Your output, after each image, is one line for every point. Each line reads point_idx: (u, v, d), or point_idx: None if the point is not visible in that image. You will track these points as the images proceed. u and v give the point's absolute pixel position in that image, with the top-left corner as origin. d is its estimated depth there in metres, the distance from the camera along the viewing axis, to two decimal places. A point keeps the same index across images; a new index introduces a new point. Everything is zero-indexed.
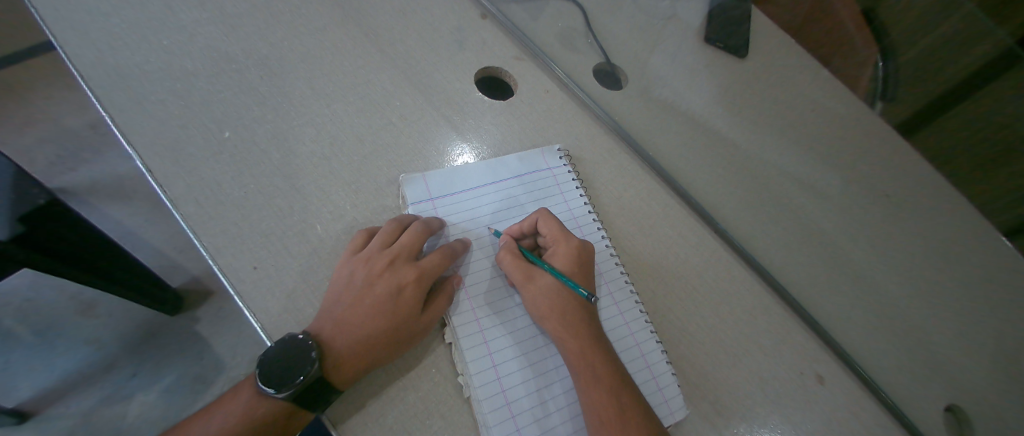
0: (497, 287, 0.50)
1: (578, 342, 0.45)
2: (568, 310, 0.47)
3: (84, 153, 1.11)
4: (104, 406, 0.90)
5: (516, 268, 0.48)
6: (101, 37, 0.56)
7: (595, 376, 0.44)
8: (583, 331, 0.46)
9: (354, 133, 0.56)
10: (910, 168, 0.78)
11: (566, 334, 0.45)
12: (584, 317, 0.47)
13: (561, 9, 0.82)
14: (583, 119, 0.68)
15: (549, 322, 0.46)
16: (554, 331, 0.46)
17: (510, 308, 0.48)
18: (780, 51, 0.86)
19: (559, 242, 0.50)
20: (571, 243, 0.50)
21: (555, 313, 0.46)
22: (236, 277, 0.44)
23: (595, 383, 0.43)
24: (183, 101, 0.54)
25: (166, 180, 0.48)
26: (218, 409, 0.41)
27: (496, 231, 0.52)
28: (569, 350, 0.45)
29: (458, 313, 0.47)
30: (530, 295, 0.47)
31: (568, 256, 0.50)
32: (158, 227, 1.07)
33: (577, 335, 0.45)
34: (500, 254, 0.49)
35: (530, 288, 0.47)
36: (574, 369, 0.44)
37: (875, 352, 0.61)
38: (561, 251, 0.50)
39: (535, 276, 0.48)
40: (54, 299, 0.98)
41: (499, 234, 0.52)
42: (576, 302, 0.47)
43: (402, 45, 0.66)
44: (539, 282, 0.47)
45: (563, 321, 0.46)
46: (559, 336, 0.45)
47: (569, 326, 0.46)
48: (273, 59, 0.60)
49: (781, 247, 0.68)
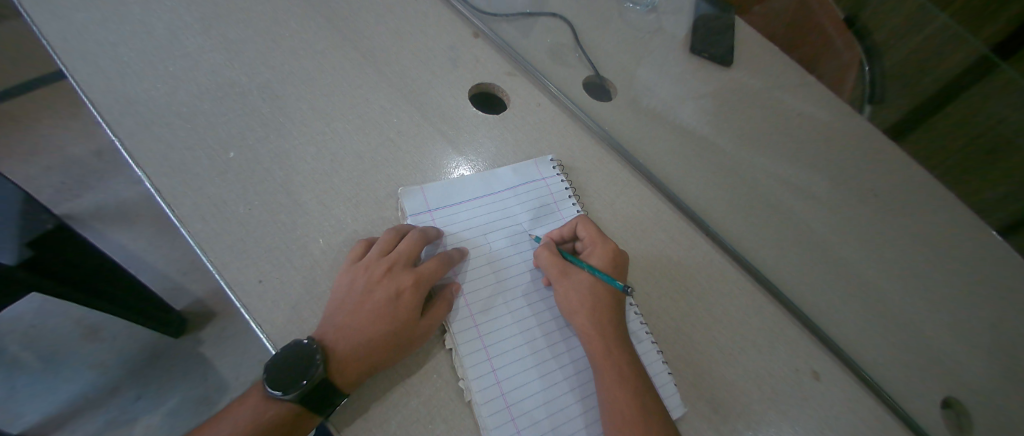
0: (514, 292, 0.52)
1: (603, 340, 0.47)
2: (598, 308, 0.49)
3: (89, 178, 1.14)
4: (108, 429, 0.90)
5: (552, 263, 0.51)
6: (109, 67, 0.59)
7: (619, 376, 0.45)
8: (609, 330, 0.48)
9: (354, 151, 0.58)
10: (895, 166, 0.80)
11: (593, 334, 0.47)
12: (613, 315, 0.49)
13: (550, 26, 0.85)
14: (575, 131, 0.70)
15: (577, 317, 0.49)
16: (582, 328, 0.48)
17: (535, 304, 0.51)
18: (763, 57, 0.89)
19: (596, 244, 0.53)
20: (607, 246, 0.53)
21: (584, 308, 0.49)
22: (242, 291, 0.46)
23: (619, 383, 0.45)
24: (188, 124, 0.56)
25: (173, 200, 0.50)
26: (223, 420, 0.42)
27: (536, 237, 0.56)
28: (592, 350, 0.47)
29: (488, 307, 0.50)
30: (563, 289, 0.50)
31: (604, 257, 0.52)
32: (162, 249, 1.08)
33: (602, 334, 0.47)
34: (538, 250, 0.53)
35: (564, 282, 0.50)
36: (598, 367, 0.46)
37: (868, 346, 0.62)
38: (598, 250, 0.53)
39: (571, 272, 0.51)
40: (60, 323, 0.99)
41: (540, 239, 0.56)
42: (607, 298, 0.50)
43: (398, 64, 0.69)
44: (574, 277, 0.51)
45: (593, 317, 0.48)
46: (586, 333, 0.48)
47: (598, 325, 0.48)
48: (275, 82, 0.62)
49: (772, 246, 0.70)
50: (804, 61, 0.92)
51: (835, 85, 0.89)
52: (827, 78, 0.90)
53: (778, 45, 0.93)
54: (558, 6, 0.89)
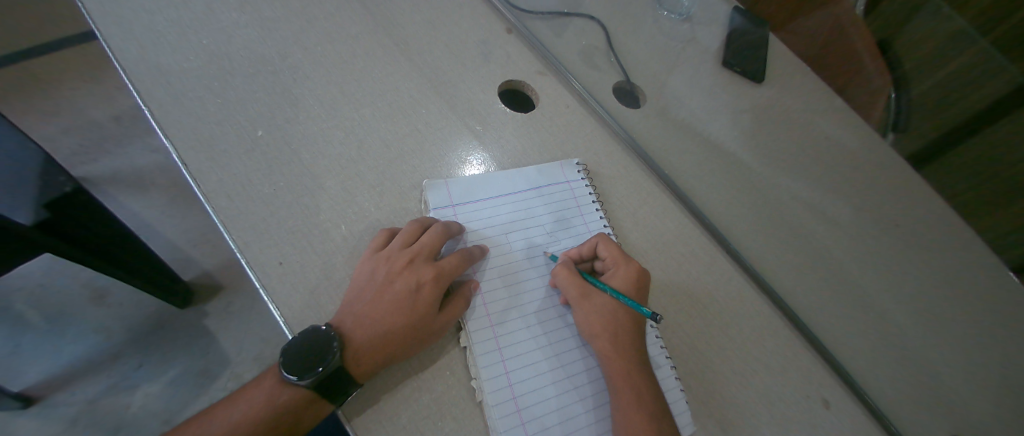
0: (534, 300, 0.51)
1: (623, 365, 0.46)
2: (619, 331, 0.48)
3: (108, 143, 1.14)
4: (108, 394, 0.91)
5: (571, 284, 0.50)
6: (143, 35, 0.59)
7: (637, 399, 0.45)
8: (630, 352, 0.47)
9: (381, 139, 0.58)
10: (921, 197, 0.78)
11: (612, 355, 0.47)
12: (633, 339, 0.48)
13: (584, 28, 0.84)
14: (603, 136, 0.69)
15: (597, 340, 0.47)
16: (601, 350, 0.47)
17: (553, 317, 0.50)
18: (795, 76, 0.88)
19: (618, 265, 0.52)
20: (630, 267, 0.51)
21: (605, 332, 0.48)
22: (262, 271, 0.45)
23: (636, 405, 0.44)
24: (219, 99, 0.55)
25: (199, 174, 0.50)
26: (235, 402, 0.42)
27: (551, 255, 0.54)
28: (611, 371, 0.46)
29: (506, 313, 0.49)
30: (583, 312, 0.49)
31: (626, 279, 0.51)
32: (175, 220, 1.08)
33: (622, 357, 0.47)
34: (555, 269, 0.51)
35: (584, 305, 0.49)
36: (615, 389, 0.45)
37: (881, 378, 0.61)
38: (620, 272, 0.51)
39: (591, 294, 0.50)
40: (68, 284, 0.99)
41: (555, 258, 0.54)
42: (629, 323, 0.49)
43: (429, 55, 0.68)
44: (593, 299, 0.49)
45: (613, 341, 0.47)
46: (604, 355, 0.47)
47: (618, 348, 0.47)
48: (305, 63, 0.62)
49: (791, 268, 0.69)
50: (832, 82, 0.90)
51: (863, 109, 0.88)
52: (855, 101, 0.88)
53: (809, 64, 0.91)
54: (593, 8, 0.88)
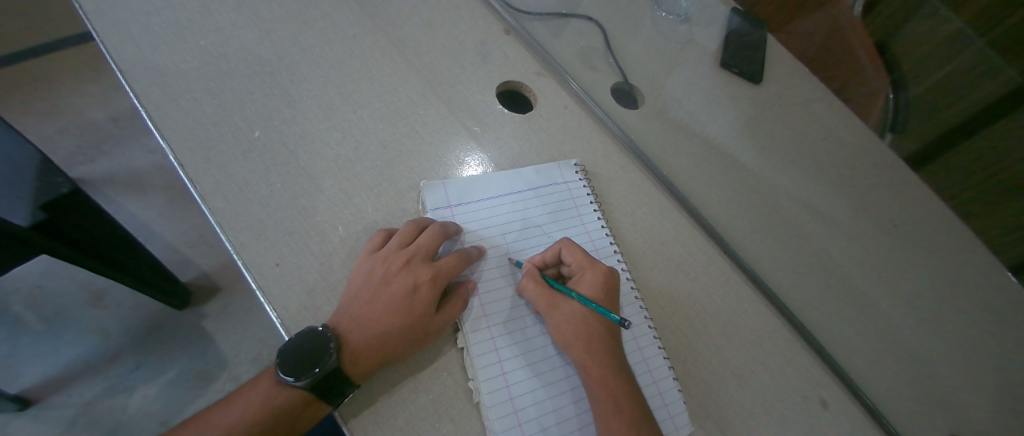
0: (519, 304, 0.50)
1: (602, 371, 0.46)
2: (595, 338, 0.47)
3: (106, 145, 1.14)
4: (105, 396, 0.90)
5: (539, 296, 0.48)
6: (141, 36, 0.59)
7: (616, 406, 0.44)
8: (607, 359, 0.46)
9: (379, 139, 0.58)
10: (918, 198, 0.78)
11: (591, 362, 0.46)
12: (609, 345, 0.47)
13: (582, 29, 0.85)
14: (600, 137, 0.69)
15: (572, 349, 0.46)
16: (578, 359, 0.46)
17: (528, 326, 0.49)
18: (793, 78, 0.88)
19: (584, 269, 0.51)
20: (597, 270, 0.51)
21: (580, 341, 0.47)
22: (259, 273, 0.45)
23: (616, 413, 0.44)
24: (216, 100, 0.55)
25: (196, 175, 0.49)
26: (232, 403, 0.41)
27: (516, 262, 0.52)
28: (591, 378, 0.45)
29: (494, 316, 0.48)
30: (555, 321, 0.47)
31: (594, 283, 0.50)
32: (173, 221, 1.08)
33: (601, 364, 0.46)
34: (522, 282, 0.50)
35: (554, 314, 0.48)
36: (596, 396, 0.45)
37: (880, 379, 0.61)
38: (586, 278, 0.50)
39: (559, 303, 0.48)
40: (65, 286, 0.99)
41: (521, 265, 0.52)
42: (602, 329, 0.48)
43: (428, 55, 0.68)
44: (563, 309, 0.48)
45: (587, 349, 0.46)
46: (582, 363, 0.46)
47: (595, 355, 0.46)
48: (303, 64, 0.62)
49: (790, 269, 0.69)
50: (831, 83, 0.90)
51: (862, 110, 0.88)
52: (854, 102, 0.88)
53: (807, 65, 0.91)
54: (592, 9, 0.88)
